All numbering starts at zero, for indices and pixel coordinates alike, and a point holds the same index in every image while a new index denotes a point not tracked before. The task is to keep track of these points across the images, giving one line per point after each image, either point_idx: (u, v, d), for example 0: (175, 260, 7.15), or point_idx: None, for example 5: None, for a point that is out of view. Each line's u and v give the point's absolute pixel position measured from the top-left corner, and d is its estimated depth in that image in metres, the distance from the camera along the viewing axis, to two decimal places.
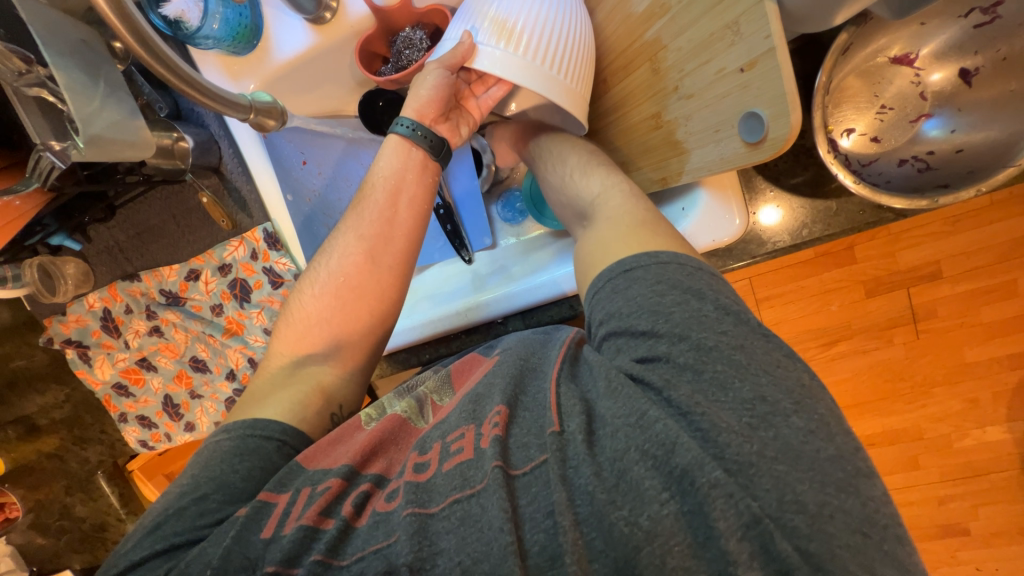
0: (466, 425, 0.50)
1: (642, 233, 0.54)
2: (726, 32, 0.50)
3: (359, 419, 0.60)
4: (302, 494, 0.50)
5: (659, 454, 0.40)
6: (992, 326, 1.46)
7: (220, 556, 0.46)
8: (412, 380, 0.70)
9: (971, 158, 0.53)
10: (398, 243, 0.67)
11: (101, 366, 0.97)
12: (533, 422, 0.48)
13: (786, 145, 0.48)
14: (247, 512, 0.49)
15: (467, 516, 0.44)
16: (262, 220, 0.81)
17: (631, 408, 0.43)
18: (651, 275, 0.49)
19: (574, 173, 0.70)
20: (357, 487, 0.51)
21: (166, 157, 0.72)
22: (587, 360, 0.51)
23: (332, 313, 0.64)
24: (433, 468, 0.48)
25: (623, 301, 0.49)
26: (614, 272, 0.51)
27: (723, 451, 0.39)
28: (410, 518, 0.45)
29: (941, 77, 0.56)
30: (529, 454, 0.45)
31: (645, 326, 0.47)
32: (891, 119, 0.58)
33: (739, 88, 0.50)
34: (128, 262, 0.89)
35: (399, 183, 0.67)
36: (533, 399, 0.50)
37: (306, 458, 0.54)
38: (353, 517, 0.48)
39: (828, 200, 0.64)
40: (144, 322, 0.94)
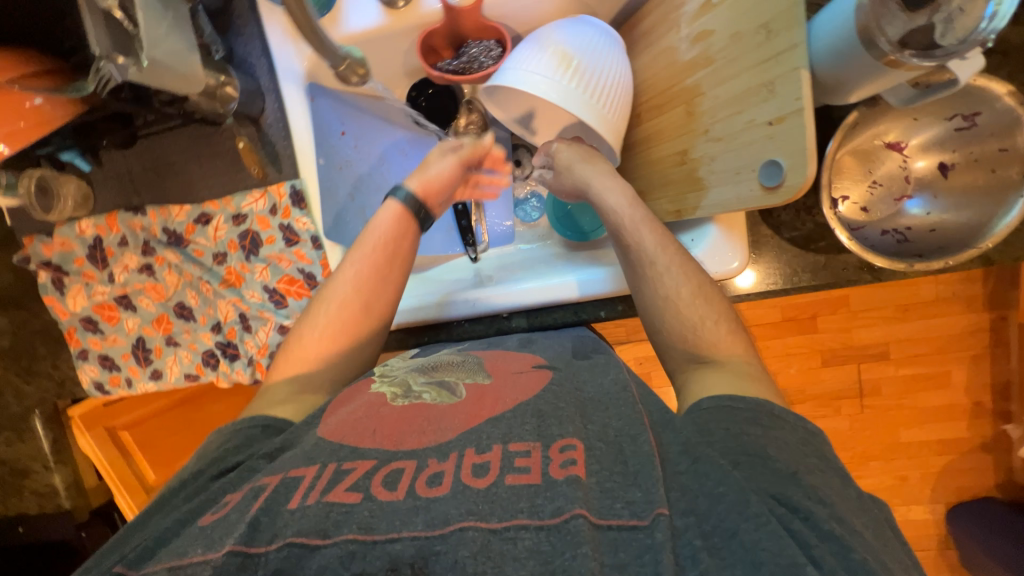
0: (533, 443, 0.52)
1: (756, 383, 0.58)
2: (761, 90, 0.57)
3: (384, 396, 0.63)
4: (328, 469, 0.52)
5: (779, 558, 0.40)
6: (927, 412, 1.64)
7: (248, 522, 0.46)
8: (431, 360, 0.74)
9: (942, 237, 0.63)
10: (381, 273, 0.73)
11: (74, 296, 0.93)
12: (615, 476, 0.49)
13: (800, 193, 0.55)
14: (275, 487, 0.50)
15: (536, 550, 0.43)
16: (291, 177, 0.81)
17: (782, 547, 0.41)
18: (774, 422, 0.53)
19: (698, 298, 0.64)
20: (389, 465, 0.52)
21: (208, 96, 0.74)
22: (695, 452, 0.50)
23: (329, 346, 0.70)
24: (493, 475, 0.49)
25: (766, 445, 0.50)
26: (758, 412, 0.54)
27: (808, 544, 0.42)
28: (471, 533, 0.44)
29: (924, 165, 0.65)
30: (615, 511, 0.45)
31: (784, 465, 0.48)
32: (879, 194, 0.67)
33: (765, 138, 0.58)
34: (137, 194, 0.87)
35: (390, 238, 0.75)
36: (599, 433, 0.54)
37: (329, 434, 0.57)
38: (385, 494, 0.48)
39: (817, 256, 0.71)
40: (137, 257, 0.89)
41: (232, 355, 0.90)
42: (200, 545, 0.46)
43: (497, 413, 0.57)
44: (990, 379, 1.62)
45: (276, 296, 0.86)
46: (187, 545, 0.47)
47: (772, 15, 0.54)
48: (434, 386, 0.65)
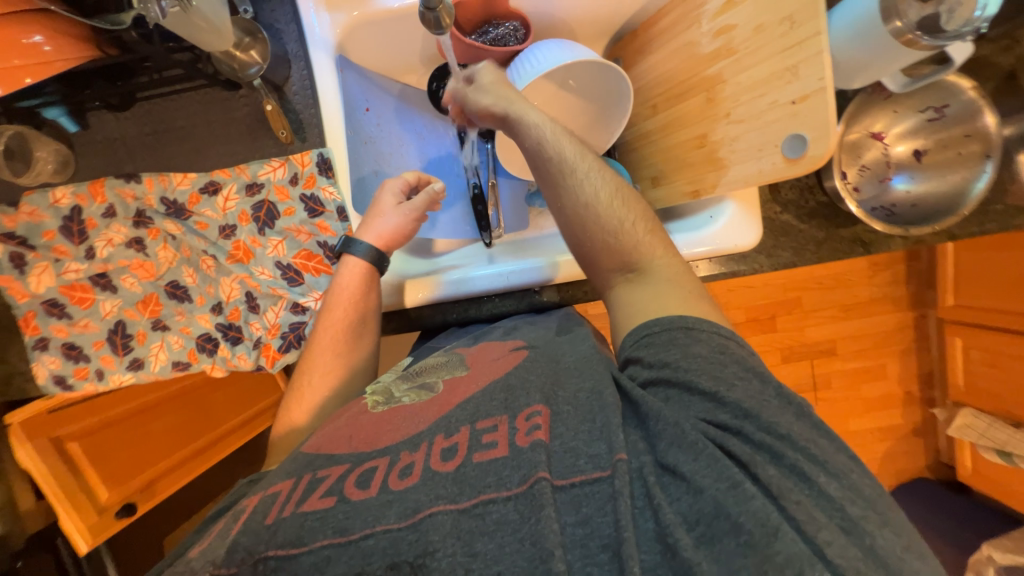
0: (500, 417, 0.53)
1: (689, 298, 0.60)
2: (785, 73, 0.65)
3: (363, 405, 0.63)
4: (301, 481, 0.51)
5: (715, 483, 0.45)
6: (871, 402, 1.84)
7: (227, 548, 0.47)
8: (417, 365, 0.73)
9: (922, 211, 0.74)
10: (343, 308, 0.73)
11: (39, 275, 0.81)
12: (583, 429, 0.51)
13: (821, 162, 0.63)
14: (256, 505, 0.51)
15: (505, 520, 0.45)
16: (317, 146, 0.78)
17: (719, 470, 0.45)
18: (712, 341, 0.55)
19: (616, 202, 0.63)
20: (361, 465, 0.51)
21: (229, 54, 0.74)
22: (633, 395, 0.53)
23: (323, 381, 0.71)
24: (460, 456, 0.50)
25: (694, 371, 0.52)
26: (675, 331, 0.55)
27: (747, 463, 0.46)
28: (441, 516, 0.45)
29: (903, 150, 0.76)
30: (577, 467, 0.47)
31: (710, 388, 0.51)
32: (868, 176, 0.77)
33: (789, 116, 0.65)
34: (130, 160, 0.79)
35: (359, 283, 0.75)
36: (572, 397, 0.54)
37: (308, 447, 0.57)
38: (355, 492, 0.48)
39: (818, 231, 0.80)
40: (126, 230, 0.81)
41: (235, 338, 0.83)
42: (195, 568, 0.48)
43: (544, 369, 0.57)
44: (915, 369, 1.85)
45: (291, 273, 0.81)
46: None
47: (796, 8, 0.62)
48: (415, 389, 0.65)
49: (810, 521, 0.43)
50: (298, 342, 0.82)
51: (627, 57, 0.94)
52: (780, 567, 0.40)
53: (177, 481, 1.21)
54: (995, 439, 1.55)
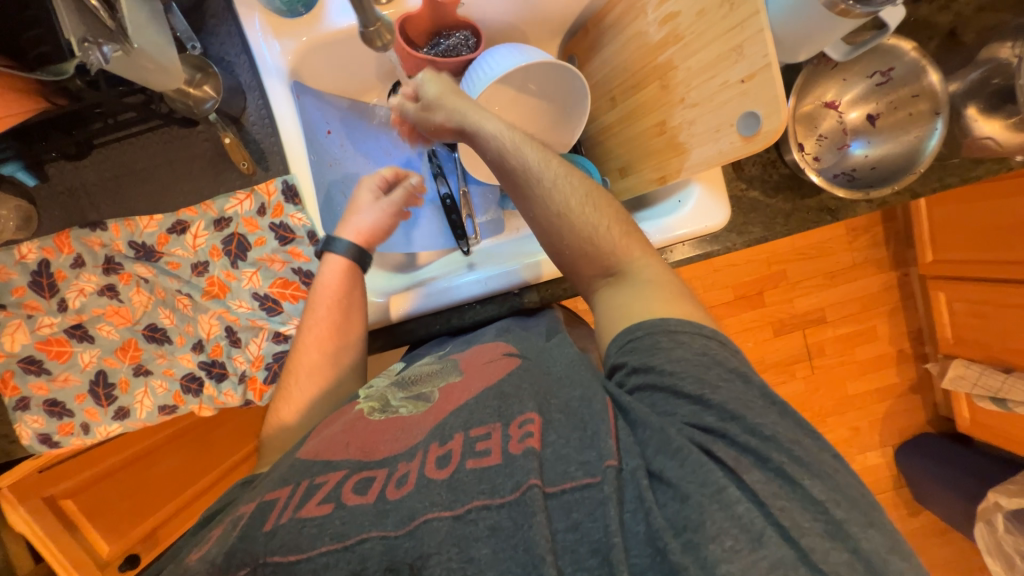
0: (492, 424, 0.53)
1: (665, 299, 0.59)
2: (731, 54, 0.66)
3: (361, 411, 0.62)
4: (300, 486, 0.51)
5: (699, 490, 0.45)
6: (866, 364, 1.86)
7: (225, 552, 0.47)
8: (408, 371, 0.71)
9: (883, 172, 0.75)
10: (322, 318, 0.72)
11: (12, 334, 0.79)
12: (572, 433, 0.51)
13: (774, 137, 0.64)
14: (252, 513, 0.50)
15: (498, 527, 0.45)
16: (281, 173, 0.78)
17: (704, 477, 0.45)
18: (695, 343, 0.54)
19: (587, 207, 0.63)
20: (358, 473, 0.52)
21: (183, 92, 0.72)
22: (622, 403, 0.53)
23: (310, 389, 0.71)
24: (454, 463, 0.50)
25: (679, 374, 0.52)
26: (658, 336, 0.54)
27: (732, 463, 0.46)
28: (436, 523, 0.45)
29: (857, 116, 0.78)
30: (569, 474, 0.48)
31: (696, 392, 0.51)
32: (826, 145, 0.79)
33: (740, 95, 0.67)
34: (94, 208, 0.78)
35: (339, 283, 0.74)
36: (563, 404, 0.55)
37: (306, 453, 0.56)
38: (353, 499, 0.49)
39: (784, 203, 0.82)
40: (97, 278, 0.79)
41: (220, 374, 0.82)
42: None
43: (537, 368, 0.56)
44: (904, 327, 1.87)
45: (269, 303, 0.80)
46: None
47: None
48: (411, 398, 0.63)
49: (794, 526, 0.43)
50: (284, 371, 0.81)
51: (581, 53, 0.95)
52: (765, 569, 0.41)
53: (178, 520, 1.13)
54: (987, 385, 1.56)
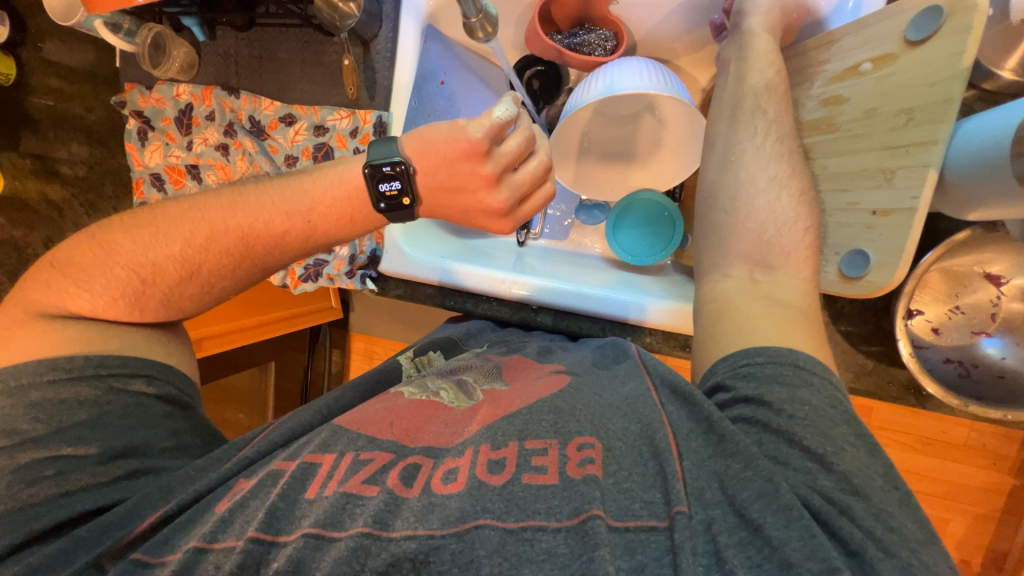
0: (550, 440, 0.46)
1: (796, 329, 0.50)
2: (878, 175, 0.54)
3: (402, 391, 0.61)
4: (343, 459, 0.48)
5: (811, 562, 0.36)
6: None
7: (265, 511, 0.44)
8: (452, 364, 0.70)
9: (1009, 387, 0.59)
10: (271, 227, 0.61)
11: (152, 152, 0.96)
12: (635, 465, 0.44)
13: (879, 292, 0.54)
14: (292, 473, 0.47)
15: (554, 554, 0.39)
16: (381, 107, 0.83)
17: (814, 546, 0.37)
18: (825, 393, 0.45)
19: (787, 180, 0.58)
20: (404, 459, 0.48)
21: (331, 6, 0.77)
22: (718, 427, 0.46)
23: (175, 260, 0.61)
24: (509, 472, 0.44)
25: (799, 419, 0.44)
26: (784, 368, 0.47)
27: (849, 541, 0.38)
28: (488, 532, 0.40)
29: (1020, 307, 0.61)
30: (632, 511, 0.41)
31: (817, 448, 0.42)
32: (957, 321, 0.63)
33: (862, 227, 0.55)
34: (236, 76, 0.90)
35: (344, 200, 0.62)
36: (617, 431, 0.47)
37: (347, 423, 0.53)
38: (399, 488, 0.44)
39: (866, 359, 0.68)
40: (217, 135, 0.93)
41: None
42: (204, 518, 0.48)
43: (515, 409, 0.52)
44: (986, 542, 1.47)
45: None
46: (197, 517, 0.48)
47: (921, 103, 0.51)
48: (454, 387, 0.61)
49: None
50: (317, 277, 0.90)
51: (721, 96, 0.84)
52: None
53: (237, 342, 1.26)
54: None
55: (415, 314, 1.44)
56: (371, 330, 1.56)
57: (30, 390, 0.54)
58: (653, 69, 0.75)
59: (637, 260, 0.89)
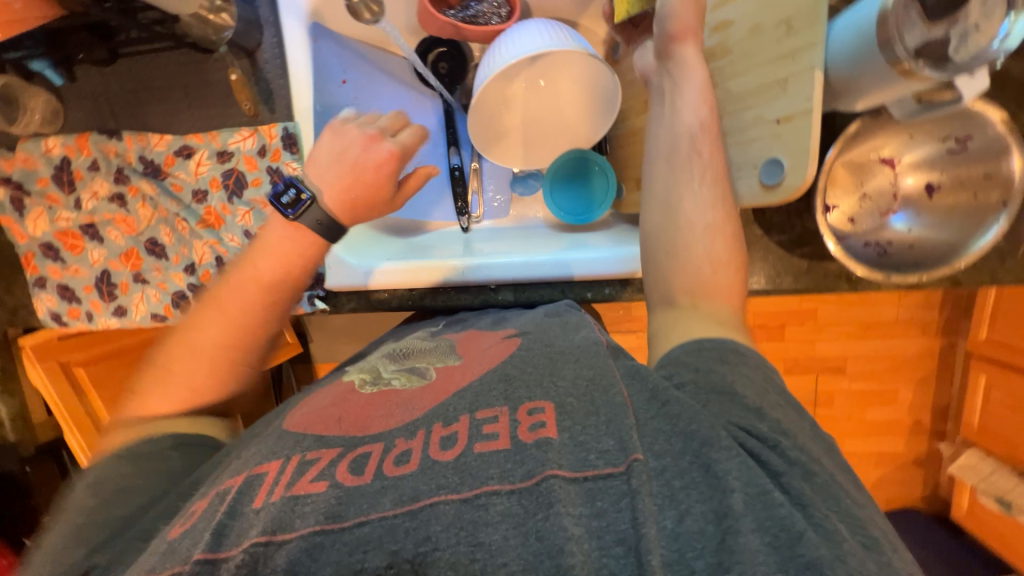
0: (500, 407, 0.49)
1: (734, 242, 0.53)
2: (774, 86, 0.57)
3: (352, 384, 0.60)
4: (291, 463, 0.46)
5: (747, 488, 0.41)
6: (873, 426, 1.68)
7: (210, 530, 0.41)
8: (403, 346, 0.70)
9: (919, 253, 0.66)
10: (228, 305, 0.56)
11: (34, 220, 0.86)
12: (587, 419, 0.46)
13: (795, 194, 0.56)
14: (238, 487, 0.45)
15: (510, 514, 0.40)
16: (284, 119, 0.79)
17: (750, 476, 0.41)
18: (757, 366, 0.50)
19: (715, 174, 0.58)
20: (353, 451, 0.47)
21: (201, 19, 0.71)
22: (664, 395, 0.48)
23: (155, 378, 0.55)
24: (460, 445, 0.45)
25: (735, 377, 0.48)
26: (725, 350, 0.50)
27: (778, 473, 0.42)
28: (443, 506, 0.40)
29: (913, 182, 0.67)
30: (589, 461, 0.43)
31: (754, 401, 0.47)
32: (868, 207, 0.69)
33: (771, 136, 0.58)
34: (114, 117, 0.81)
35: (291, 252, 0.58)
36: (561, 390, 0.49)
37: (295, 426, 0.52)
38: (349, 478, 0.44)
39: (800, 260, 0.74)
40: (108, 186, 0.84)
41: None
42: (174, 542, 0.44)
43: (467, 384, 0.54)
44: (931, 399, 1.66)
45: None
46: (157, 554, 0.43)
47: (795, 11, 0.54)
48: (405, 371, 0.61)
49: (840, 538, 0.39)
50: None
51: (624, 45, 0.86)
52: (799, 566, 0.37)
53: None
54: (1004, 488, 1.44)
55: (379, 328, 1.39)
56: (337, 357, 1.48)
57: None
58: (544, 25, 0.76)
59: (580, 219, 0.91)
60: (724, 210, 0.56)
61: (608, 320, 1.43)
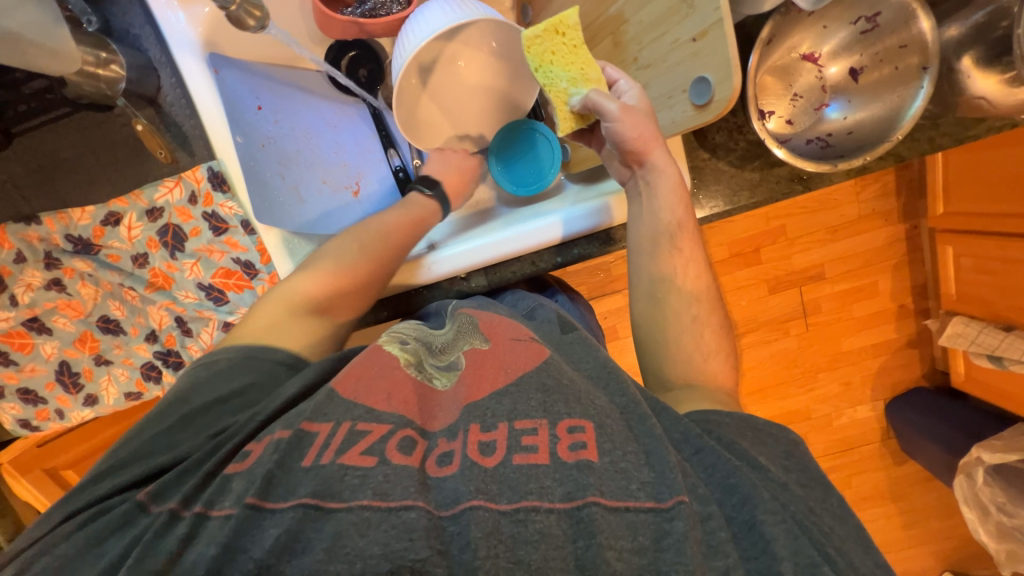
0: (540, 420, 0.50)
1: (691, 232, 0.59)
2: (682, 6, 0.57)
3: (397, 359, 0.60)
4: (342, 428, 0.50)
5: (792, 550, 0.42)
6: (862, 321, 1.73)
7: (263, 477, 0.45)
8: (438, 338, 0.67)
9: (860, 137, 0.67)
10: (345, 277, 0.68)
11: None
12: (623, 449, 0.48)
13: (727, 106, 0.56)
14: (288, 438, 0.48)
15: (547, 532, 0.42)
16: (207, 159, 0.75)
17: (799, 545, 0.43)
18: (785, 447, 0.54)
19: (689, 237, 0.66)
20: (402, 430, 0.50)
21: (89, 75, 0.66)
22: (699, 441, 0.50)
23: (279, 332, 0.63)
24: (500, 453, 0.47)
25: (754, 449, 0.52)
26: (750, 424, 0.55)
27: (821, 542, 0.44)
28: (482, 513, 0.42)
29: (837, 71, 0.69)
30: (631, 492, 0.45)
31: (778, 475, 0.50)
32: (801, 106, 0.71)
33: (691, 56, 0.58)
34: (25, 201, 0.75)
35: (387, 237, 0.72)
36: (590, 405, 0.52)
37: (343, 389, 0.54)
38: (399, 457, 0.47)
39: (752, 173, 0.75)
40: (41, 274, 0.80)
41: (176, 363, 0.85)
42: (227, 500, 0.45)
43: (500, 385, 0.55)
44: (909, 282, 1.72)
45: (214, 292, 0.80)
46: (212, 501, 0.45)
47: None
48: (447, 360, 0.62)
49: None
50: None
51: (534, 3, 0.84)
52: None
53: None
54: (987, 343, 1.47)
55: None
56: None
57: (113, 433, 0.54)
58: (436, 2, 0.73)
59: (532, 191, 0.89)
60: (708, 304, 0.65)
61: (592, 284, 1.44)
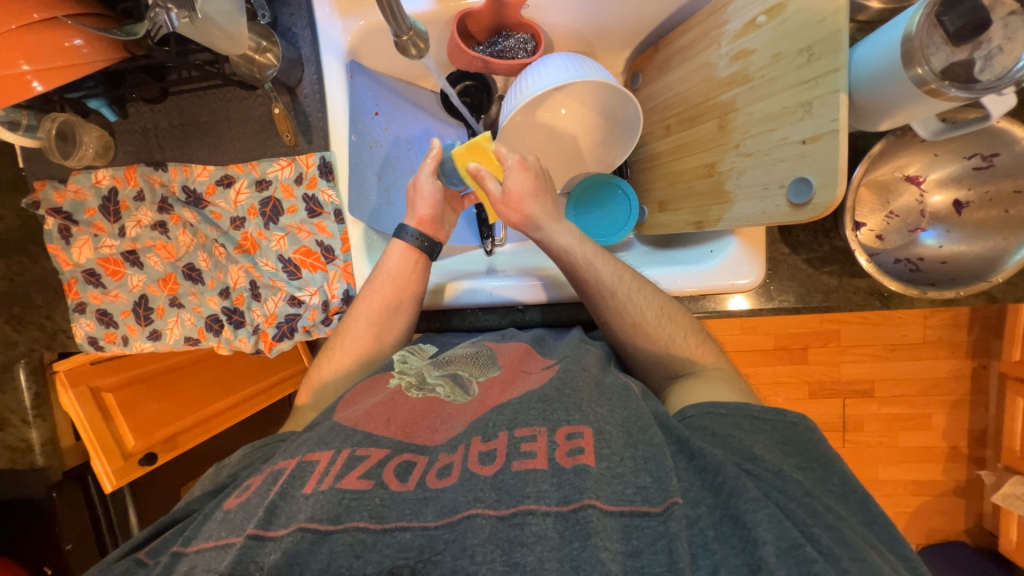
0: (538, 427, 0.52)
1: (667, 316, 0.69)
2: (799, 109, 0.59)
3: (400, 386, 0.64)
4: (341, 455, 0.52)
5: (778, 541, 0.41)
6: (907, 452, 1.61)
7: (266, 509, 0.47)
8: (444, 355, 0.73)
9: (953, 269, 0.66)
10: (379, 321, 0.76)
11: (80, 248, 0.90)
12: (621, 458, 0.49)
13: (826, 212, 0.57)
14: (292, 471, 0.51)
15: (544, 535, 0.43)
16: (321, 149, 0.82)
17: (780, 529, 0.42)
18: (778, 433, 0.54)
19: (630, 293, 0.69)
20: (400, 455, 0.53)
21: (248, 59, 0.76)
22: (688, 446, 0.51)
23: (345, 373, 0.73)
24: (499, 461, 0.49)
25: (750, 440, 0.53)
26: (740, 416, 0.55)
27: (805, 523, 0.43)
28: (480, 520, 0.44)
29: (940, 200, 0.68)
30: (627, 496, 0.46)
31: (771, 463, 0.49)
32: (895, 225, 0.70)
33: (797, 156, 0.60)
34: (160, 150, 0.86)
35: (402, 278, 0.77)
36: (587, 413, 0.54)
37: (345, 420, 0.58)
38: (395, 483, 0.49)
39: (830, 278, 0.74)
40: (151, 214, 0.89)
41: (238, 322, 0.90)
42: (224, 531, 0.48)
43: (503, 401, 0.58)
44: (966, 425, 1.59)
45: (291, 267, 0.85)
46: (214, 530, 0.49)
47: (816, 39, 0.56)
48: (449, 380, 0.65)
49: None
50: (291, 333, 0.86)
51: (646, 72, 0.90)
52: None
53: (197, 437, 1.24)
54: None
55: None
56: None
57: (211, 473, 0.64)
58: (564, 57, 0.80)
59: (606, 240, 0.91)
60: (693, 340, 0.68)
61: None
